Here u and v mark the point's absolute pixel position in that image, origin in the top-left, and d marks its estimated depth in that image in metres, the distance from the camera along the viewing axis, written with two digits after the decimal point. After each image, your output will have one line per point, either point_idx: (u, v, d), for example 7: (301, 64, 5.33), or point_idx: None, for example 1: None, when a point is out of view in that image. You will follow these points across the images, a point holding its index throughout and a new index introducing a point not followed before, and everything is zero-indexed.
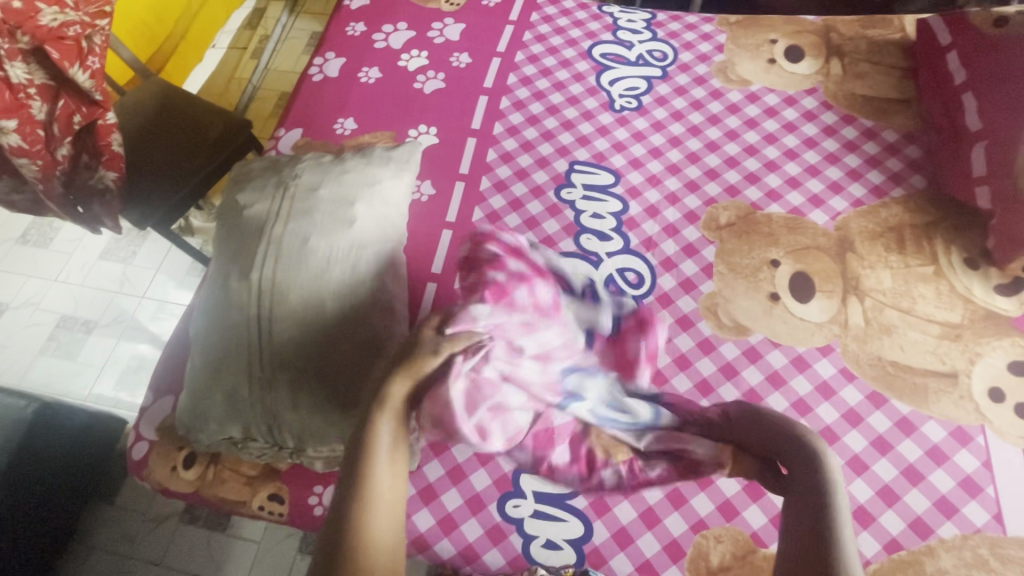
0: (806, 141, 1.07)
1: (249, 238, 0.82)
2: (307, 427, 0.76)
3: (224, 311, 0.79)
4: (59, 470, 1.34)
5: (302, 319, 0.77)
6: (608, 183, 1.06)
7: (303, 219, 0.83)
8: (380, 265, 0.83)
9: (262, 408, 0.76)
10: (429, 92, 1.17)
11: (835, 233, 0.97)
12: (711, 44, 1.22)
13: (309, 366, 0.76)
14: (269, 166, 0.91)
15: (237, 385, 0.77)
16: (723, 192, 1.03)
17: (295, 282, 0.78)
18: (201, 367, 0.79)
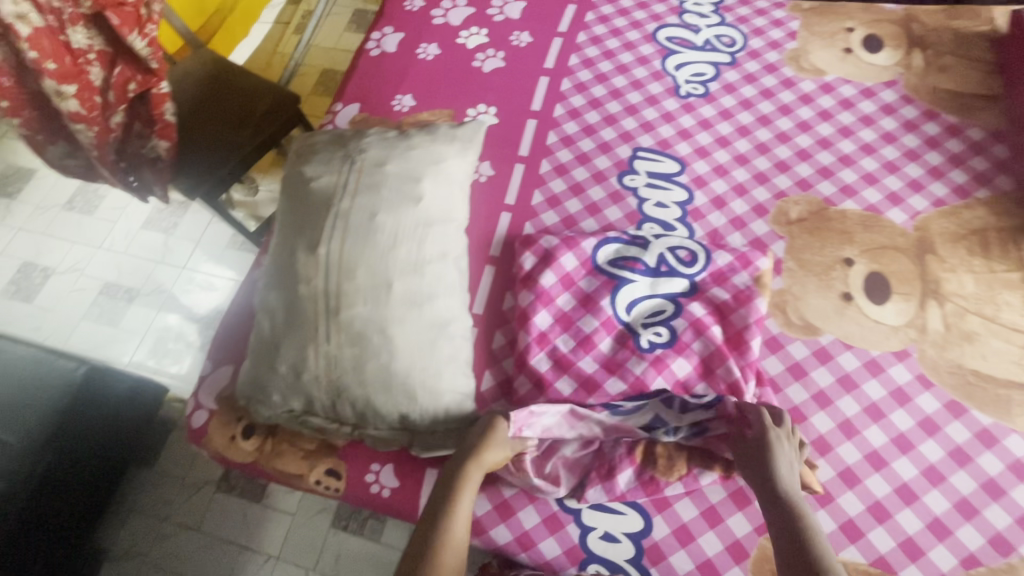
0: (884, 136, 1.02)
1: (315, 211, 0.81)
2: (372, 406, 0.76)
3: (290, 284, 0.78)
4: (106, 434, 1.37)
5: (370, 294, 0.76)
6: (673, 171, 1.02)
7: (370, 193, 0.81)
8: (446, 245, 0.82)
9: (327, 383, 0.76)
10: (488, 71, 1.14)
11: (914, 233, 0.93)
12: (783, 30, 1.17)
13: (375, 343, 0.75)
14: (334, 139, 0.90)
15: (302, 358, 0.76)
16: (795, 185, 0.99)
17: (365, 258, 0.77)
18: (265, 338, 0.78)
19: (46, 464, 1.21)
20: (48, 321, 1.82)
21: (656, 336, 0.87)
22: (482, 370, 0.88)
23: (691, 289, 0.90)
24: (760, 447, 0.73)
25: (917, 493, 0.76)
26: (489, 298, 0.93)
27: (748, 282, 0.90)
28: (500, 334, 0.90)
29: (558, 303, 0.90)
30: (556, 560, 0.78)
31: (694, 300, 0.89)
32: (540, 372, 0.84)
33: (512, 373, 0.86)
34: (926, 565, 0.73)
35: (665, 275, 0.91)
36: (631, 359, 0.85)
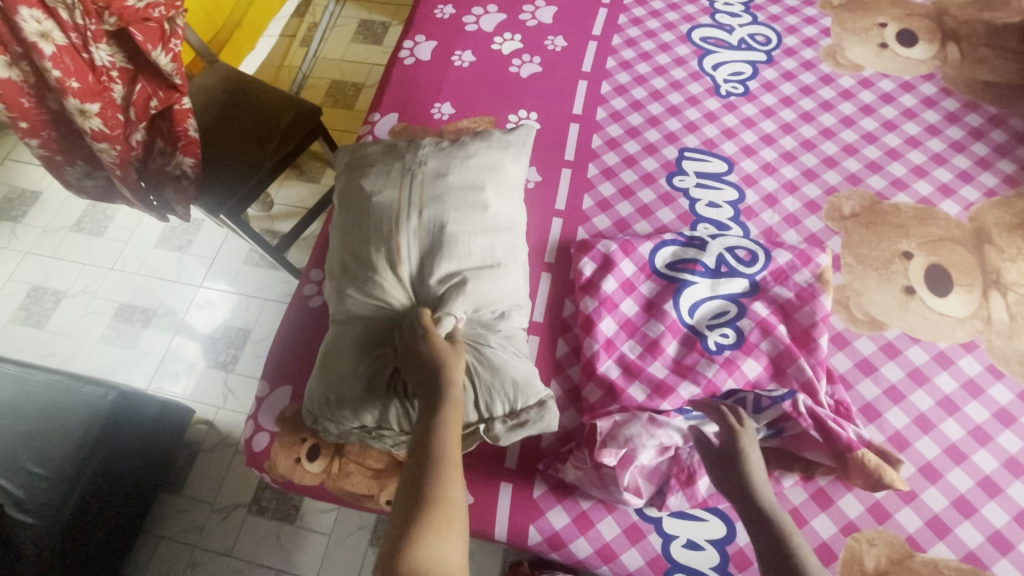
0: (928, 129, 1.03)
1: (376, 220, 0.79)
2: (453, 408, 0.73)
3: (362, 297, 0.77)
4: (135, 460, 1.33)
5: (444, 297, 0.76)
6: (721, 170, 1.02)
7: (432, 202, 0.79)
8: (512, 251, 0.81)
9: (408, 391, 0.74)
10: (526, 77, 1.13)
11: (969, 224, 0.93)
12: (816, 28, 1.18)
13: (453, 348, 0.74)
14: (387, 150, 0.88)
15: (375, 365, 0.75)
16: (845, 181, 0.99)
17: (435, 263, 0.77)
18: (336, 353, 0.76)
19: (78, 496, 1.17)
20: (62, 346, 1.77)
21: (722, 337, 0.86)
22: (548, 380, 0.86)
23: (752, 289, 0.90)
24: (733, 453, 0.72)
25: (1000, 486, 0.76)
26: (548, 306, 0.91)
27: (810, 280, 0.89)
28: (564, 342, 0.88)
29: (622, 309, 0.89)
30: (640, 570, 0.76)
31: (757, 300, 0.88)
32: (610, 380, 0.83)
33: (580, 380, 0.85)
34: (1017, 558, 0.72)
35: (726, 275, 0.90)
36: (702, 362, 0.83)
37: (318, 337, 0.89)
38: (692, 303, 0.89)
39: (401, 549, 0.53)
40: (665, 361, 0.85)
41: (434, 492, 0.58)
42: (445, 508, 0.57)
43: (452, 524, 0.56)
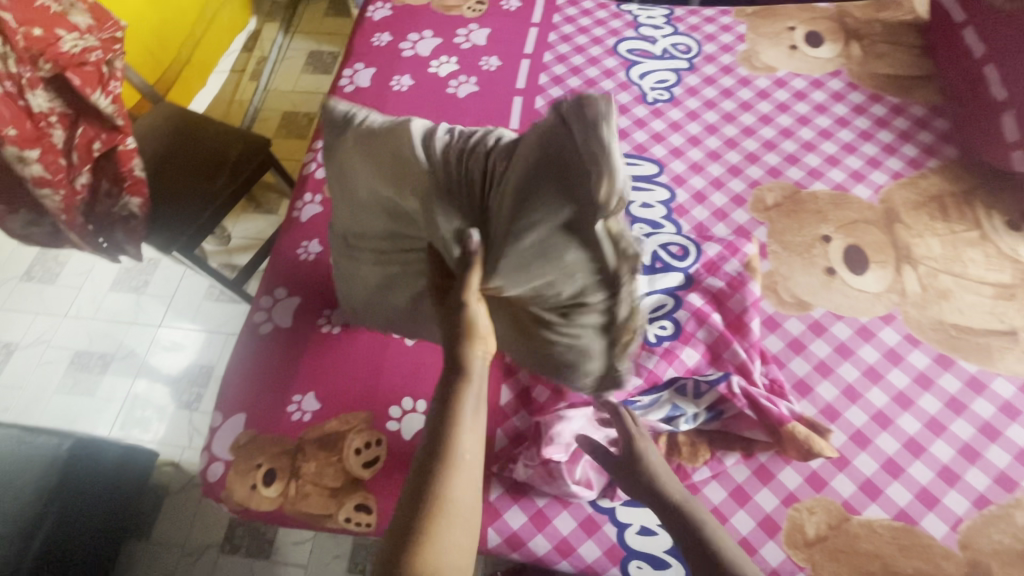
0: (838, 121, 1.10)
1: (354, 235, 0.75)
2: (572, 274, 0.53)
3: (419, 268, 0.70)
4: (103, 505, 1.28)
5: (438, 186, 0.58)
6: (652, 173, 1.07)
7: (347, 170, 0.68)
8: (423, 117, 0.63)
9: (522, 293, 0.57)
10: (463, 96, 1.18)
11: (880, 206, 1.00)
12: (732, 34, 1.25)
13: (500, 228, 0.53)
14: None
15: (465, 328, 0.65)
16: (766, 174, 1.06)
17: (402, 173, 0.61)
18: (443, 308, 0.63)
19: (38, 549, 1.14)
20: (17, 399, 1.72)
21: (661, 329, 0.90)
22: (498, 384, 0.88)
23: (687, 281, 0.94)
24: (632, 454, 0.75)
25: (924, 445, 0.81)
26: None
27: (739, 268, 0.94)
28: None
29: None
30: (598, 561, 0.78)
31: (692, 291, 0.93)
32: (557, 379, 0.86)
33: (530, 382, 0.87)
34: (943, 512, 0.77)
35: (661, 271, 0.95)
36: (642, 354, 0.87)
37: (269, 363, 0.90)
38: None
39: (412, 553, 0.53)
40: None
41: (433, 497, 0.56)
42: (450, 510, 0.56)
43: (445, 522, 0.55)
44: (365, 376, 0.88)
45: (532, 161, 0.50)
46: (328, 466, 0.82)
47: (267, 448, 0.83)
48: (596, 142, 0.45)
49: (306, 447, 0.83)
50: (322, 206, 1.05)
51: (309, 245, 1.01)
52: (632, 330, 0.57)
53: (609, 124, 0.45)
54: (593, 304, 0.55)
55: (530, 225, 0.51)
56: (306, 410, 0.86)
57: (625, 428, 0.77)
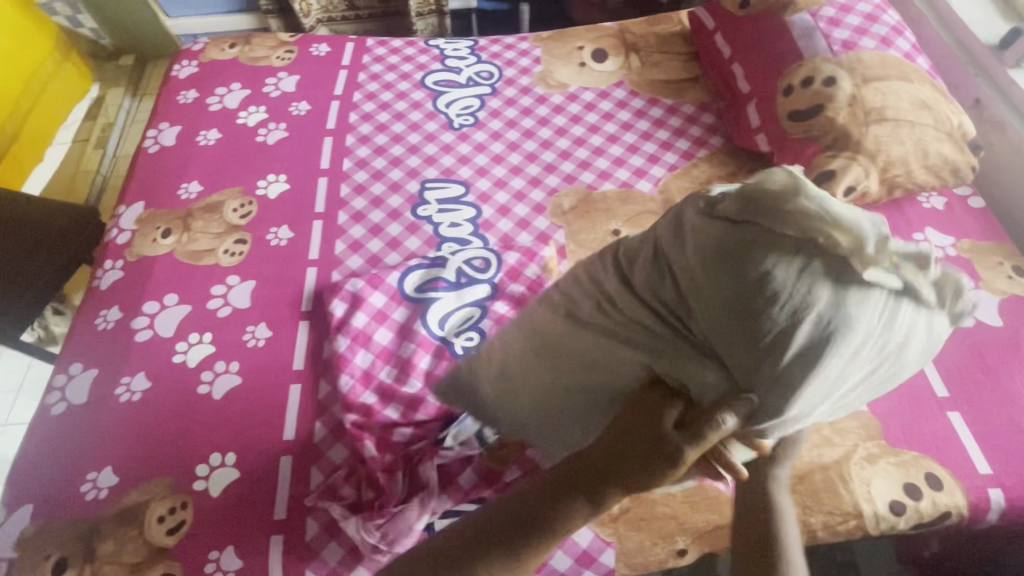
0: (623, 126, 1.22)
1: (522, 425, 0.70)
2: (828, 366, 0.46)
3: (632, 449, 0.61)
4: None
5: (630, 348, 0.54)
6: (459, 193, 1.13)
7: (508, 396, 0.69)
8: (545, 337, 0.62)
9: (808, 399, 0.48)
10: (273, 143, 1.19)
11: (660, 196, 1.10)
12: (529, 58, 1.35)
13: (766, 357, 0.46)
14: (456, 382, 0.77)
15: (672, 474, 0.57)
16: (563, 181, 1.14)
17: (588, 350, 0.57)
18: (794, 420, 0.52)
19: None
20: None
21: (468, 340, 0.94)
22: (311, 422, 0.88)
23: (493, 291, 0.99)
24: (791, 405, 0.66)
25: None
26: (308, 352, 0.94)
27: (538, 272, 1.01)
28: (325, 383, 0.91)
29: (377, 339, 0.94)
30: None
31: (498, 299, 0.98)
32: (368, 404, 0.88)
33: (343, 415, 0.88)
34: None
35: (467, 285, 1.00)
36: (450, 368, 0.91)
37: (61, 444, 0.85)
38: (440, 316, 0.96)
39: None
40: (419, 376, 0.91)
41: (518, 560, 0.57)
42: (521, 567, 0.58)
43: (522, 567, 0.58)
44: (166, 439, 0.85)
45: (731, 278, 0.47)
46: (127, 541, 0.78)
47: (57, 535, 0.78)
48: (796, 206, 0.46)
49: (102, 526, 0.79)
50: (124, 271, 1.02)
51: (108, 313, 0.97)
52: (957, 295, 0.50)
53: (802, 188, 0.46)
54: (905, 324, 0.48)
55: (769, 329, 0.45)
56: (101, 486, 0.81)
57: (764, 480, 0.67)
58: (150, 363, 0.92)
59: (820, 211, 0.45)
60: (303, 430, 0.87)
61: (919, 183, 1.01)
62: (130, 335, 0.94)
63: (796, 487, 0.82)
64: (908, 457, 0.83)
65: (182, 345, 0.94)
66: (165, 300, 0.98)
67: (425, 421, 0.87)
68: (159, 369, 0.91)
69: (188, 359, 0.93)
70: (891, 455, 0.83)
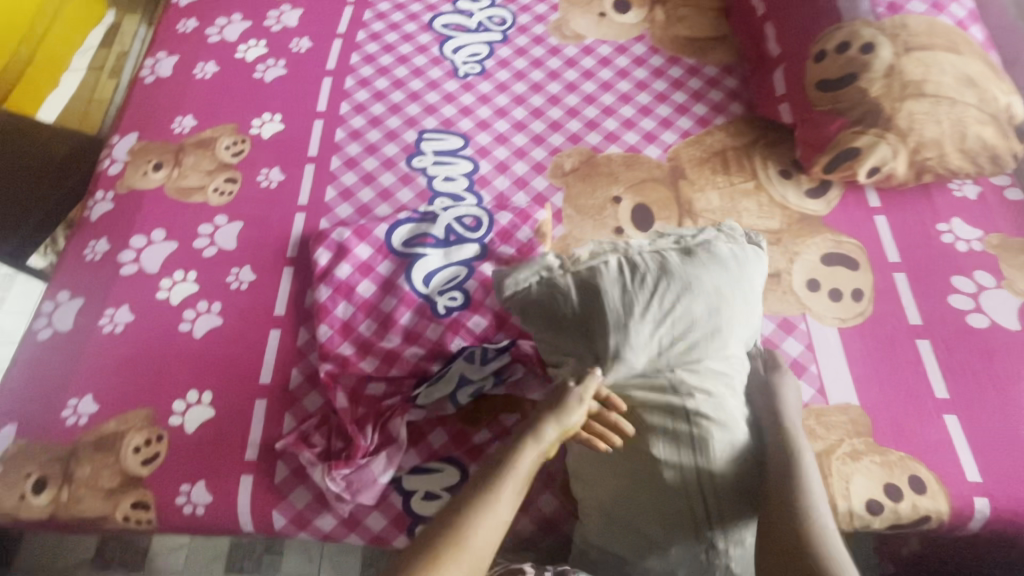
0: (638, 85, 1.14)
1: (611, 510, 0.72)
2: (629, 321, 0.71)
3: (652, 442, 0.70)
4: None
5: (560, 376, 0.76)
6: (457, 147, 1.08)
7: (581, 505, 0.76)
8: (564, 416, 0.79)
9: (652, 324, 0.70)
10: (270, 81, 1.15)
11: (668, 163, 1.04)
12: (546, 4, 1.26)
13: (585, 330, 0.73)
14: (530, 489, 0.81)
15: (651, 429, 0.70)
16: (567, 141, 1.08)
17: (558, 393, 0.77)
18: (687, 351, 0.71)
19: None
20: None
21: (451, 300, 0.92)
22: (288, 368, 0.88)
23: (482, 251, 0.96)
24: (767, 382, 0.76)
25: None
26: (290, 298, 0.93)
27: (529, 235, 0.97)
28: (304, 331, 0.90)
29: (358, 292, 0.92)
30: (384, 531, 0.80)
31: (486, 261, 0.95)
32: (343, 356, 0.87)
33: (318, 363, 0.87)
34: None
35: (456, 244, 0.96)
36: (429, 327, 0.90)
37: (45, 369, 0.87)
38: (425, 273, 0.94)
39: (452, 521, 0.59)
40: (398, 332, 0.89)
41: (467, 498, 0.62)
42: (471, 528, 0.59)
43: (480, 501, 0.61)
44: (145, 373, 0.86)
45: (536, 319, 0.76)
46: (104, 468, 0.80)
47: (38, 456, 0.81)
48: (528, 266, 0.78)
49: (80, 451, 0.81)
50: (114, 203, 1.01)
51: (96, 244, 0.97)
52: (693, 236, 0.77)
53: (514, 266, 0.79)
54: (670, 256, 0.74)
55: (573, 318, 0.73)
56: (81, 414, 0.83)
57: (783, 435, 0.71)
58: (134, 297, 0.92)
59: (546, 257, 0.78)
60: (279, 377, 0.87)
61: (952, 169, 0.93)
62: (116, 267, 0.95)
63: None
64: (893, 458, 0.79)
65: (167, 282, 0.94)
66: (152, 235, 0.98)
67: (400, 378, 0.86)
68: (142, 304, 0.92)
69: (171, 296, 0.92)
70: (876, 454, 0.80)
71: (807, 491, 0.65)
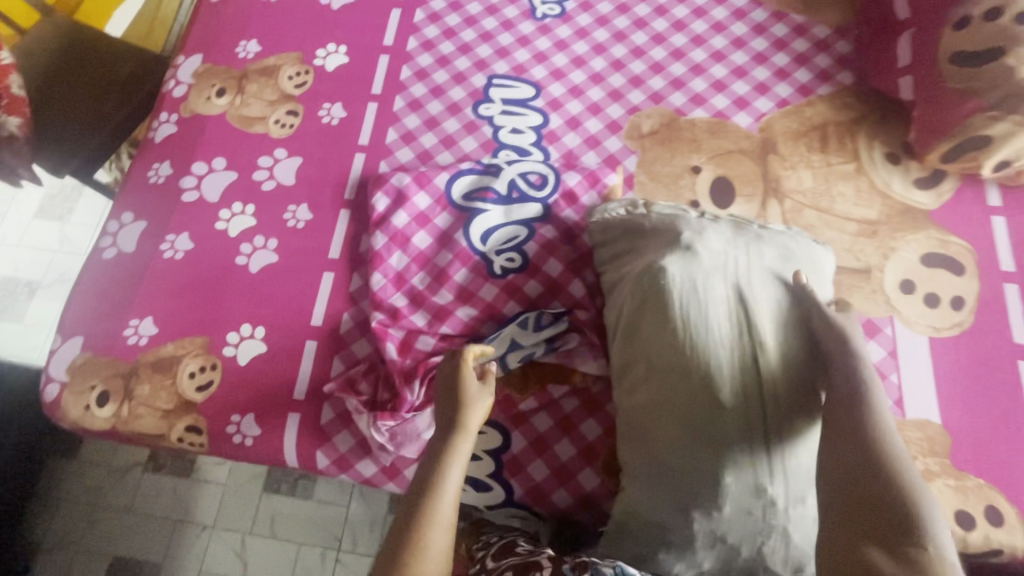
0: (734, 42, 1.02)
1: (661, 457, 0.67)
2: (725, 270, 0.71)
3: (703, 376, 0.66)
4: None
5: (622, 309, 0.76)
6: (527, 96, 1.00)
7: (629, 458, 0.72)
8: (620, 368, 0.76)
9: (722, 251, 0.72)
10: (337, 8, 1.08)
11: (759, 134, 0.94)
12: None
13: (681, 275, 0.70)
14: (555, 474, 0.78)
15: (717, 368, 0.65)
16: (647, 99, 0.99)
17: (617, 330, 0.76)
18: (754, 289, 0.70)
19: None
20: None
21: (508, 261, 0.88)
22: (339, 313, 0.87)
23: (544, 212, 0.90)
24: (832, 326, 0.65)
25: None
26: (345, 242, 0.91)
27: (596, 200, 0.91)
28: (357, 277, 0.89)
29: (414, 243, 0.89)
30: None
31: (548, 223, 0.90)
32: (395, 307, 0.85)
33: (369, 311, 0.86)
34: None
35: (518, 201, 0.91)
36: (484, 286, 0.86)
37: (110, 288, 0.89)
38: (484, 230, 0.90)
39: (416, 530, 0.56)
40: (452, 289, 0.87)
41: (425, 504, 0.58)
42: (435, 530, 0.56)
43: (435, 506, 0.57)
44: (203, 302, 0.87)
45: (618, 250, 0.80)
46: (161, 389, 0.82)
47: (102, 370, 0.84)
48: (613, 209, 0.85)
49: (140, 370, 0.83)
50: (177, 127, 1.00)
51: (160, 167, 0.97)
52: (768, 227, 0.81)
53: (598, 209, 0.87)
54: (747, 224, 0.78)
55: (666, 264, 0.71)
56: (142, 334, 0.85)
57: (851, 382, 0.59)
58: (194, 225, 0.92)
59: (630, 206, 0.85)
60: (330, 320, 0.87)
61: None
62: (177, 193, 0.94)
63: None
64: (971, 484, 0.73)
65: (226, 213, 0.93)
66: (213, 163, 0.96)
67: (450, 335, 0.85)
68: (202, 232, 0.92)
69: (230, 228, 0.92)
70: (951, 477, 0.73)
71: (866, 419, 0.54)
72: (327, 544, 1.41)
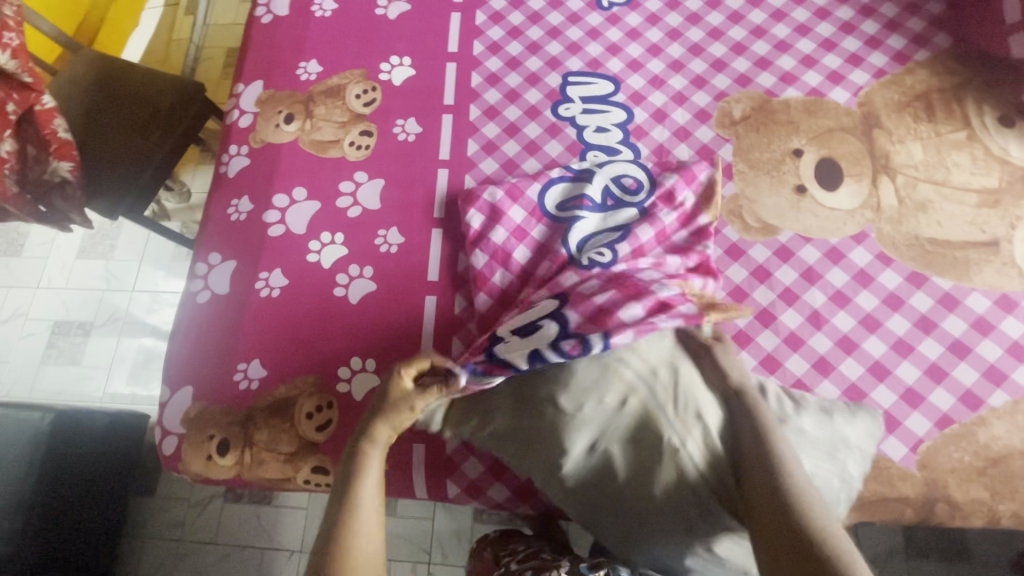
0: (817, 13, 0.97)
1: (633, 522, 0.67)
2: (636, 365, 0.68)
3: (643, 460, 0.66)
4: (78, 475, 1.27)
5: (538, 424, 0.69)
6: (607, 92, 0.96)
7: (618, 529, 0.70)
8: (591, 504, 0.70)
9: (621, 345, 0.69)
10: (394, 18, 1.04)
11: (859, 109, 0.90)
12: None
13: (615, 445, 0.67)
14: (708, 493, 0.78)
15: (637, 459, 0.66)
16: (734, 83, 0.94)
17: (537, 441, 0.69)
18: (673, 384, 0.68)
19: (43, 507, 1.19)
20: (6, 373, 1.72)
21: (599, 255, 0.81)
22: (448, 337, 0.85)
23: (642, 215, 0.86)
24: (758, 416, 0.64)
25: (844, 253, 0.84)
26: (442, 264, 0.88)
27: (695, 201, 0.86)
28: (461, 298, 0.86)
29: (514, 259, 0.86)
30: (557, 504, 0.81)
31: (649, 223, 0.84)
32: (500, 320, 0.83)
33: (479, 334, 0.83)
34: (903, 434, 0.75)
35: (614, 208, 0.88)
36: None
37: (211, 332, 0.87)
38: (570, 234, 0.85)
39: None
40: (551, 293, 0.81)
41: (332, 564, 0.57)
42: None
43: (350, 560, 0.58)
44: (307, 339, 0.85)
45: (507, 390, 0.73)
46: (281, 432, 0.81)
47: (219, 419, 0.82)
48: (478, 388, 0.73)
49: (256, 415, 0.82)
50: (250, 158, 0.97)
51: (239, 203, 0.94)
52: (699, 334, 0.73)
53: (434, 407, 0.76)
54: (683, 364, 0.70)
55: (578, 437, 0.66)
56: (253, 378, 0.83)
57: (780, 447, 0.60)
58: (285, 259, 0.89)
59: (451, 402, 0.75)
60: (440, 345, 0.84)
61: None
62: (263, 228, 0.91)
63: (986, 470, 0.72)
64: None
65: (316, 244, 0.90)
66: (294, 194, 0.93)
67: None
68: (295, 267, 0.89)
69: (322, 259, 0.89)
70: None
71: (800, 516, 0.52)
72: (417, 559, 1.35)
